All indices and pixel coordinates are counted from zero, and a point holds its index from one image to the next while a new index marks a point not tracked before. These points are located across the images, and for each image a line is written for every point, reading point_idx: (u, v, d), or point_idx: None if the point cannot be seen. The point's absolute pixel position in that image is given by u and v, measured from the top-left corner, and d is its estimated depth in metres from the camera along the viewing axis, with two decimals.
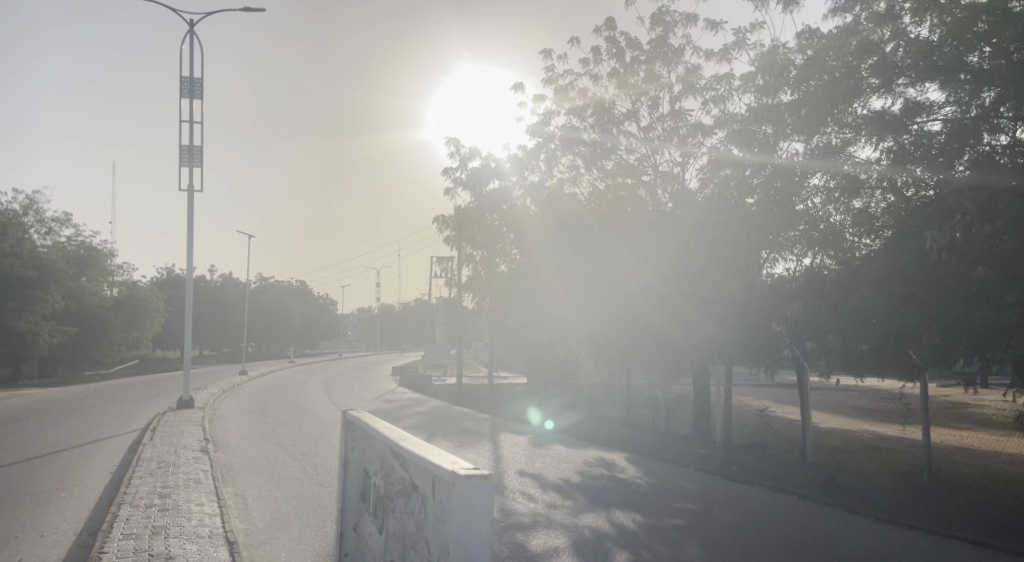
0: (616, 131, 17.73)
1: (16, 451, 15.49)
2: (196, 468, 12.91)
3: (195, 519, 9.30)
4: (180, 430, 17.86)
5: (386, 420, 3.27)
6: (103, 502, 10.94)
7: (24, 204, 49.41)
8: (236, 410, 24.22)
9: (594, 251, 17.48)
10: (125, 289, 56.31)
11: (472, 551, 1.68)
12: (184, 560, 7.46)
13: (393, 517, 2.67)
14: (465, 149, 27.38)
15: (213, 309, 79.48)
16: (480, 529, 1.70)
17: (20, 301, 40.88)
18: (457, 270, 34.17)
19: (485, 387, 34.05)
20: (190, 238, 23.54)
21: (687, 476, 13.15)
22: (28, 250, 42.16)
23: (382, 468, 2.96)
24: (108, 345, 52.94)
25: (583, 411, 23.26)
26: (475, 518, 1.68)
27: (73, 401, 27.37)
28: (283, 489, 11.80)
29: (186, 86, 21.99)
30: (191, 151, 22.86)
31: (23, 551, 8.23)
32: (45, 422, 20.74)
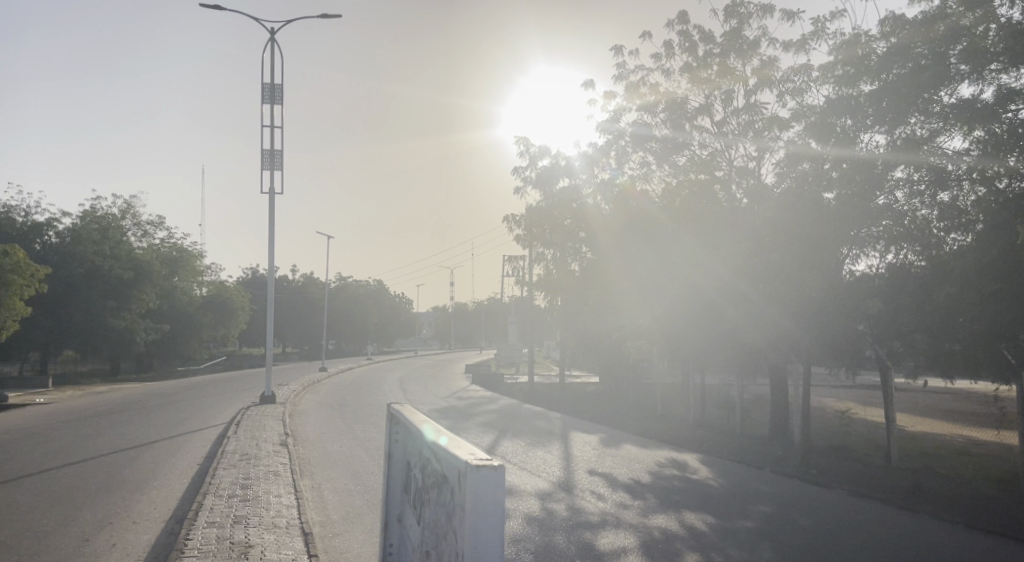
0: (689, 126, 17.39)
1: (113, 442, 16.44)
2: (275, 461, 13.38)
3: (274, 510, 9.66)
4: (263, 424, 18.57)
5: (422, 415, 3.37)
6: (190, 491, 11.49)
7: (121, 209, 52.23)
8: (315, 405, 24.94)
9: (664, 247, 16.99)
10: (213, 289, 58.83)
11: (482, 550, 1.86)
12: (261, 548, 7.76)
13: (428, 509, 2.81)
14: (536, 148, 27.36)
15: (295, 307, 82.18)
16: (493, 524, 1.88)
17: (118, 299, 43.29)
18: (528, 270, 34.21)
19: (557, 386, 33.93)
20: (271, 239, 24.48)
21: (762, 478, 12.79)
22: (125, 252, 44.59)
23: (420, 462, 3.07)
24: (198, 342, 55.47)
25: (656, 411, 22.88)
26: (484, 509, 1.88)
27: (165, 396, 28.71)
28: (357, 483, 12.11)
29: (266, 92, 22.80)
30: (271, 155, 23.67)
31: (117, 536, 8.75)
32: (139, 415, 21.92)
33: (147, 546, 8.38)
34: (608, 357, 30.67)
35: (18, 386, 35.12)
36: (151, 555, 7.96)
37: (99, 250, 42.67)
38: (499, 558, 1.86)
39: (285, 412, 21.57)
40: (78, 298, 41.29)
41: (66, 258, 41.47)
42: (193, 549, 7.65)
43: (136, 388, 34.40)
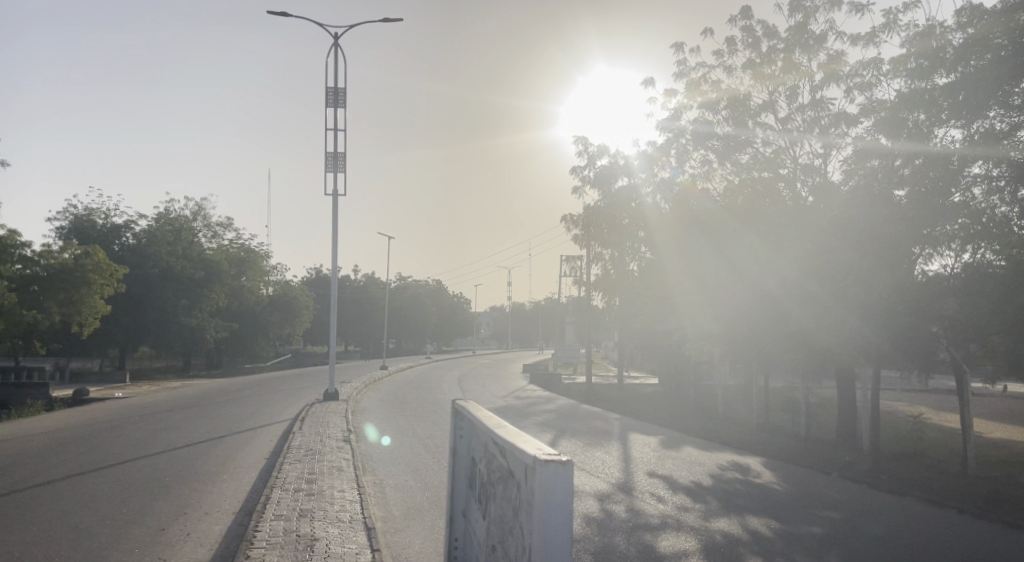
0: (752, 123, 17.14)
1: (186, 435, 17.11)
2: (339, 457, 13.71)
3: (337, 505, 9.89)
4: (326, 420, 19.03)
5: (486, 411, 3.51)
6: (258, 485, 11.85)
7: (193, 211, 54.17)
8: (376, 402, 25.40)
9: (727, 245, 16.62)
10: (279, 289, 60.50)
11: (550, 538, 2.02)
12: (326, 541, 7.97)
13: (494, 502, 2.94)
14: (594, 147, 27.24)
15: (357, 306, 83.76)
16: (560, 520, 2.04)
17: (190, 298, 44.90)
18: (586, 270, 34.05)
19: (616, 386, 33.69)
20: (335, 239, 25.04)
21: (828, 484, 12.46)
22: (196, 253, 46.24)
23: (485, 458, 3.19)
24: (264, 341, 57.11)
25: (717, 414, 22.52)
26: (554, 502, 2.03)
27: (234, 393, 29.63)
28: (419, 479, 12.30)
29: (330, 97, 23.32)
30: (335, 157, 24.22)
31: (189, 526, 9.10)
32: (208, 410, 22.68)
33: (219, 536, 8.70)
34: (667, 358, 30.32)
35: (97, 380, 36.85)
36: (223, 544, 8.27)
37: (171, 251, 44.40)
38: (566, 553, 2.01)
39: (348, 410, 22.02)
40: (152, 298, 42.96)
41: (141, 259, 43.27)
42: (263, 540, 7.93)
43: (206, 384, 35.68)
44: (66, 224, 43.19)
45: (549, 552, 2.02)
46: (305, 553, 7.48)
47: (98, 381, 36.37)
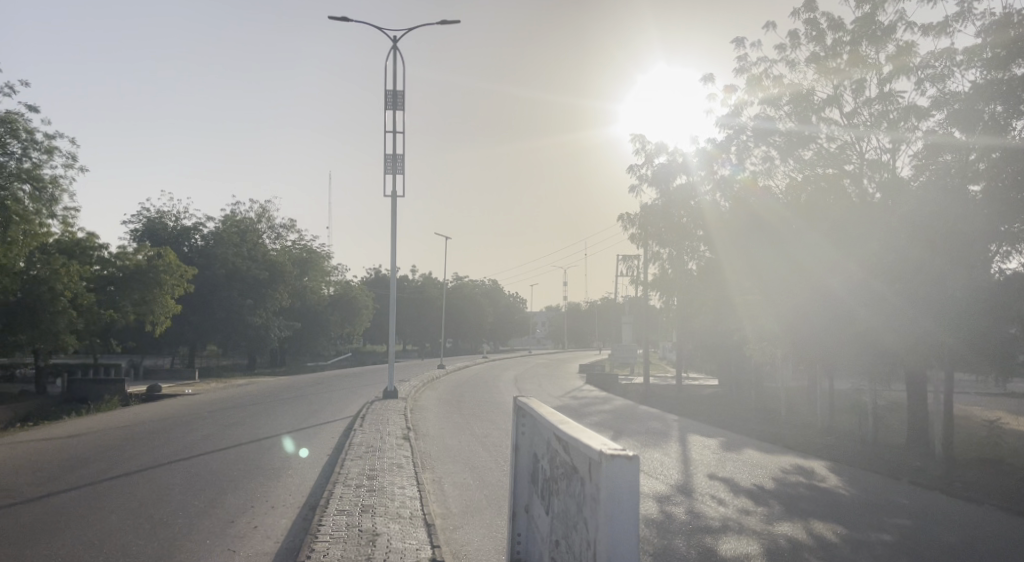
0: (817, 119, 16.69)
1: (252, 431, 17.62)
2: (398, 454, 13.93)
3: (399, 501, 10.04)
4: (386, 418, 19.34)
5: (548, 407, 3.54)
6: (321, 480, 12.11)
7: (258, 213, 55.75)
8: (434, 401, 25.68)
9: (789, 244, 16.29)
10: (340, 289, 61.75)
11: (616, 538, 2.08)
12: (387, 537, 8.10)
13: (557, 499, 2.99)
14: (652, 146, 26.95)
15: (415, 306, 84.84)
16: (627, 517, 2.09)
17: (255, 298, 46.21)
18: (644, 270, 33.70)
19: (674, 387, 33.29)
20: (395, 240, 25.45)
21: (898, 490, 12.05)
22: (260, 254, 47.57)
23: (548, 454, 3.25)
24: (325, 340, 58.34)
25: (780, 417, 22.01)
26: (620, 494, 2.09)
27: (297, 391, 30.41)
28: (477, 478, 12.39)
29: (389, 99, 23.68)
30: (394, 159, 24.59)
31: (257, 519, 9.36)
32: (272, 407, 23.28)
33: (284, 529, 8.94)
34: (727, 359, 29.80)
35: (168, 377, 38.28)
36: (288, 537, 8.50)
37: (237, 251, 45.77)
38: (633, 551, 2.06)
39: (406, 408, 22.32)
40: (219, 297, 44.34)
41: (209, 260, 44.70)
42: (326, 534, 8.12)
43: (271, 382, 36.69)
44: (139, 226, 45.00)
45: (615, 548, 2.08)
46: (367, 548, 7.62)
47: (169, 378, 37.77)
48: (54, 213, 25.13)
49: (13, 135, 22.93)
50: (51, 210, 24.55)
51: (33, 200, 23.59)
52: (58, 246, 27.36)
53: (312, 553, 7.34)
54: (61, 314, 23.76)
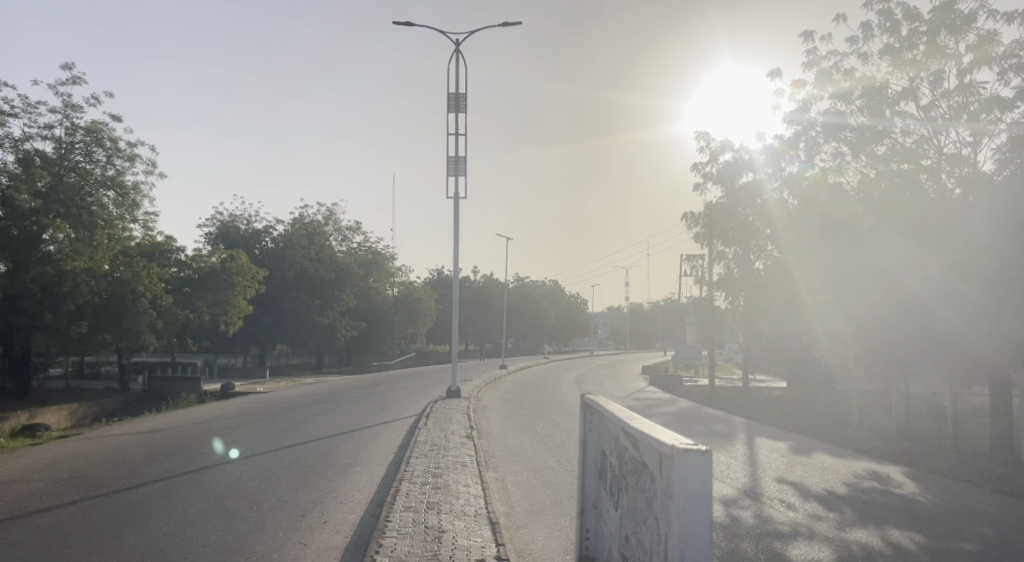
0: (890, 113, 16.08)
1: (320, 428, 18.11)
2: (462, 453, 14.08)
3: (463, 499, 10.14)
4: (449, 417, 19.59)
5: (618, 404, 3.54)
6: (388, 477, 12.35)
7: (326, 216, 57.24)
8: (496, 400, 25.88)
9: (863, 244, 15.77)
10: (404, 289, 62.80)
11: (690, 537, 2.10)
12: (452, 534, 8.21)
13: (626, 495, 3.00)
14: (717, 143, 26.53)
15: (477, 306, 85.51)
16: (698, 517, 2.10)
17: (323, 299, 47.42)
18: (708, 270, 33.20)
19: (740, 389, 32.66)
20: (457, 241, 25.75)
21: (981, 498, 11.54)
22: (327, 256, 48.79)
23: (616, 450, 3.26)
24: (391, 340, 59.40)
25: (852, 421, 21.35)
26: (692, 490, 2.11)
27: (363, 389, 31.08)
28: (540, 478, 12.43)
29: (452, 102, 23.97)
30: (457, 161, 24.87)
31: (327, 514, 9.60)
32: (340, 405, 23.86)
33: (353, 524, 9.15)
34: (796, 360, 29.10)
35: (241, 376, 39.61)
36: (357, 533, 8.68)
37: (306, 253, 47.09)
38: (706, 552, 2.08)
39: (469, 407, 22.56)
40: (288, 298, 45.70)
41: (278, 262, 46.00)
42: (393, 530, 8.29)
43: (338, 380, 37.57)
44: (214, 230, 46.75)
45: (689, 546, 2.10)
46: (433, 544, 7.73)
47: (242, 377, 39.07)
48: (136, 217, 26.27)
49: (99, 144, 23.98)
50: (133, 215, 25.65)
51: (117, 206, 24.67)
52: (139, 249, 28.62)
53: (381, 549, 7.50)
54: (143, 314, 24.80)
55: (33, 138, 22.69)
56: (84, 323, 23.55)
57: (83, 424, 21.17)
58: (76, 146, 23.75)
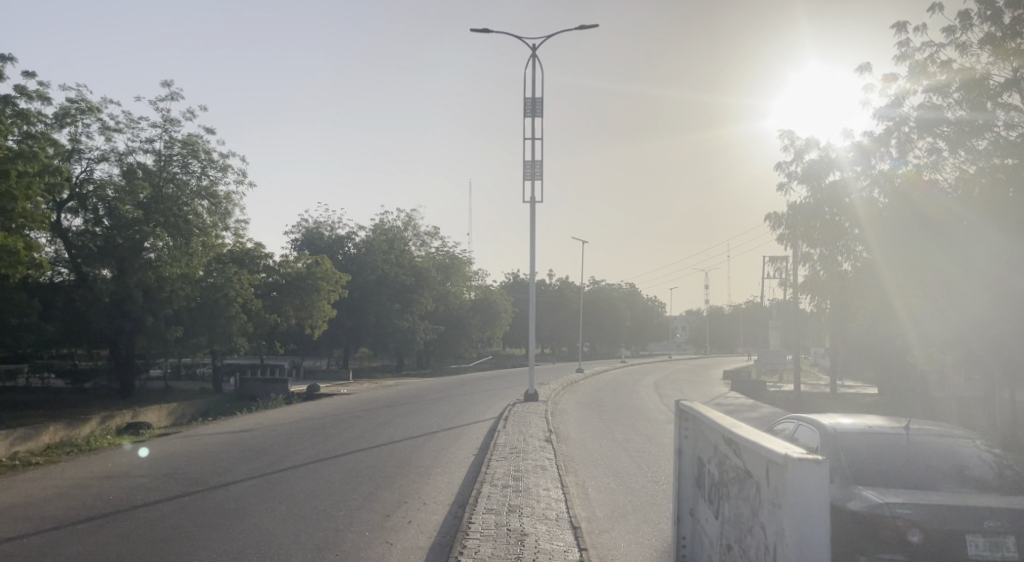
0: (994, 105, 15.21)
1: (403, 430, 18.45)
2: (542, 456, 14.10)
3: (545, 502, 10.18)
4: (528, 420, 19.65)
5: (717, 413, 3.76)
6: (469, 479, 12.50)
7: (405, 221, 58.41)
8: (574, 405, 25.79)
9: (958, 242, 14.90)
10: (480, 293, 63.44)
11: (806, 537, 2.30)
12: (535, 537, 8.24)
13: (728, 502, 3.13)
14: (801, 141, 25.72)
15: (554, 309, 85.42)
16: (815, 520, 2.30)
17: (402, 303, 48.38)
18: (793, 272, 32.17)
19: (828, 395, 31.47)
20: (534, 244, 25.81)
21: None
22: (407, 261, 49.76)
23: (717, 458, 3.44)
24: (468, 343, 59.98)
25: (950, 429, 20.27)
26: (810, 495, 2.31)
27: (442, 392, 31.47)
28: (620, 483, 12.33)
29: (528, 106, 24.08)
30: (533, 165, 24.95)
31: (411, 514, 9.79)
32: (420, 407, 24.25)
33: (436, 525, 9.28)
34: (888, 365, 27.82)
35: (326, 377, 40.83)
36: (441, 533, 8.82)
37: (387, 258, 48.15)
38: (822, 550, 2.28)
39: (547, 411, 22.56)
40: (369, 302, 46.78)
41: (360, 267, 47.18)
42: (477, 532, 8.39)
43: (419, 382, 38.24)
44: (300, 236, 48.38)
45: (806, 546, 2.30)
46: (516, 547, 7.78)
47: (326, 379, 40.21)
48: (228, 226, 27.38)
49: (194, 155, 25.15)
50: (226, 223, 26.68)
51: (211, 214, 25.79)
52: (230, 256, 29.81)
53: (464, 550, 7.60)
54: (235, 319, 25.88)
55: (136, 151, 24.03)
56: (181, 326, 24.76)
57: (182, 423, 22.27)
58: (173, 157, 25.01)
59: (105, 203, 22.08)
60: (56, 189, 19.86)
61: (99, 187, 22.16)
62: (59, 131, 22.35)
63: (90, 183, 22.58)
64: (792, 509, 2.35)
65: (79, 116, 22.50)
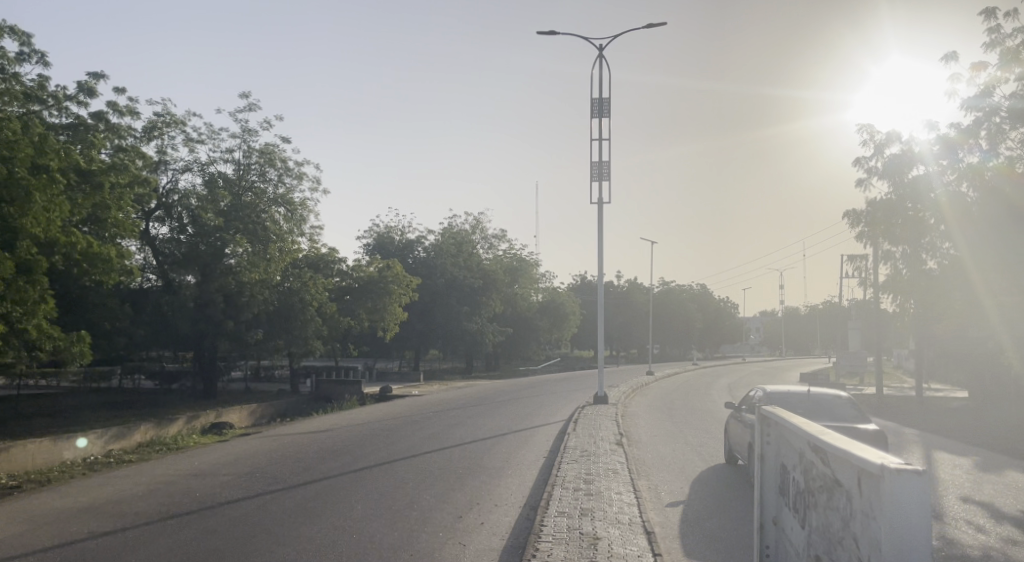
0: None
1: (473, 431, 18.59)
2: (614, 459, 13.97)
3: (617, 506, 10.07)
4: (598, 422, 19.52)
5: (800, 418, 3.66)
6: (540, 481, 12.49)
7: (473, 224, 58.90)
8: (646, 407, 25.48)
9: None
10: (548, 294, 63.47)
11: (906, 544, 2.21)
12: (608, 541, 8.16)
13: (815, 512, 3.04)
14: (882, 134, 24.73)
15: (623, 311, 84.61)
16: (915, 528, 2.21)
17: (471, 305, 48.79)
18: (874, 271, 30.97)
19: (914, 398, 30.12)
20: (602, 245, 25.61)
21: None
22: (475, 263, 50.17)
23: (801, 465, 3.35)
24: (537, 345, 59.98)
25: None
26: (908, 502, 2.22)
27: (512, 393, 31.53)
28: (695, 487, 12.09)
29: (595, 107, 23.93)
30: (600, 166, 24.77)
31: (483, 516, 9.84)
32: (491, 409, 24.40)
33: (508, 527, 9.29)
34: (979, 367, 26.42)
35: (398, 379, 41.59)
36: (513, 535, 8.83)
37: (456, 262, 48.64)
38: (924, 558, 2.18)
39: (618, 413, 22.37)
40: (438, 305, 47.31)
41: (430, 270, 47.89)
42: (549, 535, 8.37)
43: (489, 384, 38.40)
44: (371, 241, 49.39)
45: (906, 553, 2.21)
46: (589, 551, 7.74)
47: (398, 380, 40.89)
48: (303, 232, 28.17)
49: (271, 164, 26.09)
50: (301, 229, 27.42)
51: (287, 221, 26.60)
52: (305, 261, 30.65)
53: (537, 553, 7.61)
54: (311, 322, 26.50)
55: (217, 161, 25.04)
56: (261, 330, 25.55)
57: (262, 423, 23.08)
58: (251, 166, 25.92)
59: (189, 211, 23.41)
60: (145, 200, 20.92)
61: (183, 197, 23.48)
62: (148, 144, 23.46)
63: (175, 193, 23.91)
64: (888, 522, 2.28)
65: (166, 129, 23.58)
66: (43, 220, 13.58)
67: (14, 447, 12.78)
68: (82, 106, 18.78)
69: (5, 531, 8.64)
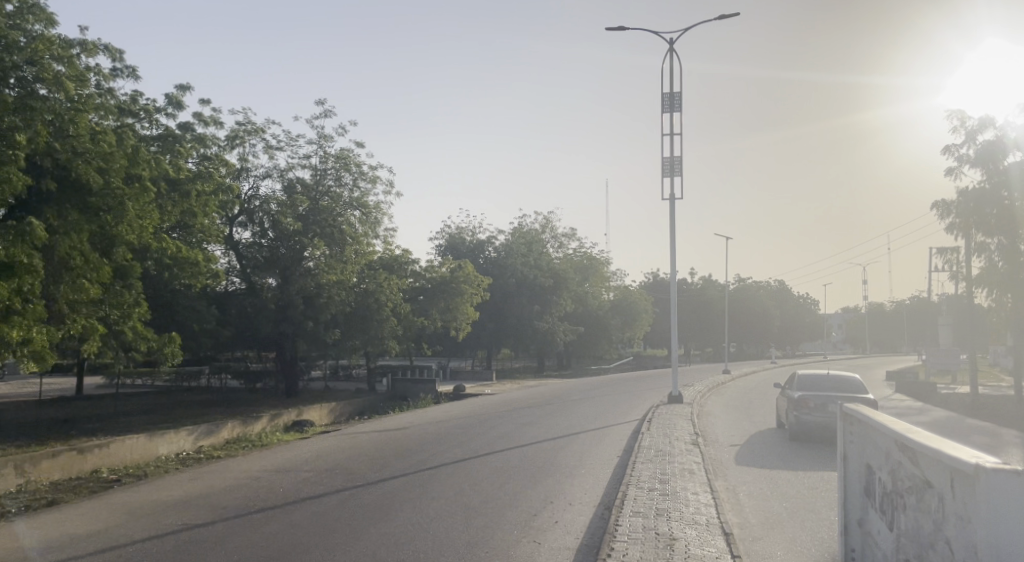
0: None
1: (545, 430, 18.61)
2: (690, 459, 13.75)
3: (693, 507, 9.92)
4: (674, 422, 19.25)
5: (885, 416, 3.55)
6: (614, 480, 12.40)
7: (543, 223, 58.96)
8: (722, 407, 24.95)
9: None
10: (619, 293, 62.91)
11: (1004, 543, 2.12)
12: (685, 542, 8.04)
13: (903, 513, 2.94)
14: (974, 120, 23.51)
15: (696, 309, 83.13)
16: (1015, 526, 2.12)
17: (542, 304, 48.86)
18: (965, 263, 29.45)
19: (1011, 398, 28.51)
20: (675, 242, 25.23)
21: None
22: (546, 262, 50.22)
23: (887, 464, 3.25)
24: (609, 344, 59.57)
25: None
26: (1007, 503, 2.13)
27: (584, 392, 31.39)
28: (776, 489, 11.77)
29: (666, 102, 23.58)
30: (672, 161, 24.37)
31: (557, 514, 9.83)
32: (564, 407, 24.36)
33: (582, 526, 9.27)
34: None
35: (472, 378, 42.00)
36: (587, 534, 8.80)
37: (526, 261, 48.79)
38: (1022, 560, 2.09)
39: (693, 413, 21.97)
40: (509, 304, 47.54)
41: (501, 270, 48.19)
42: (624, 535, 8.31)
43: (561, 383, 38.35)
44: (443, 242, 50.07)
45: (1002, 554, 2.12)
46: (666, 551, 7.65)
47: (471, 379, 41.32)
48: (378, 234, 28.78)
49: (347, 168, 26.79)
50: (376, 231, 28.01)
51: (362, 224, 27.16)
52: (380, 262, 31.32)
53: (613, 552, 7.58)
54: (386, 322, 27.02)
55: (296, 167, 25.84)
56: (338, 330, 26.19)
57: (341, 421, 23.71)
58: (328, 171, 26.65)
59: (269, 216, 24.15)
60: (229, 206, 21.80)
61: (265, 202, 24.28)
62: (231, 152, 24.40)
63: (257, 199, 24.70)
64: (985, 525, 2.18)
65: (247, 137, 24.47)
66: (136, 227, 14.42)
67: (113, 442, 13.53)
68: (170, 117, 19.68)
69: (107, 522, 9.16)
